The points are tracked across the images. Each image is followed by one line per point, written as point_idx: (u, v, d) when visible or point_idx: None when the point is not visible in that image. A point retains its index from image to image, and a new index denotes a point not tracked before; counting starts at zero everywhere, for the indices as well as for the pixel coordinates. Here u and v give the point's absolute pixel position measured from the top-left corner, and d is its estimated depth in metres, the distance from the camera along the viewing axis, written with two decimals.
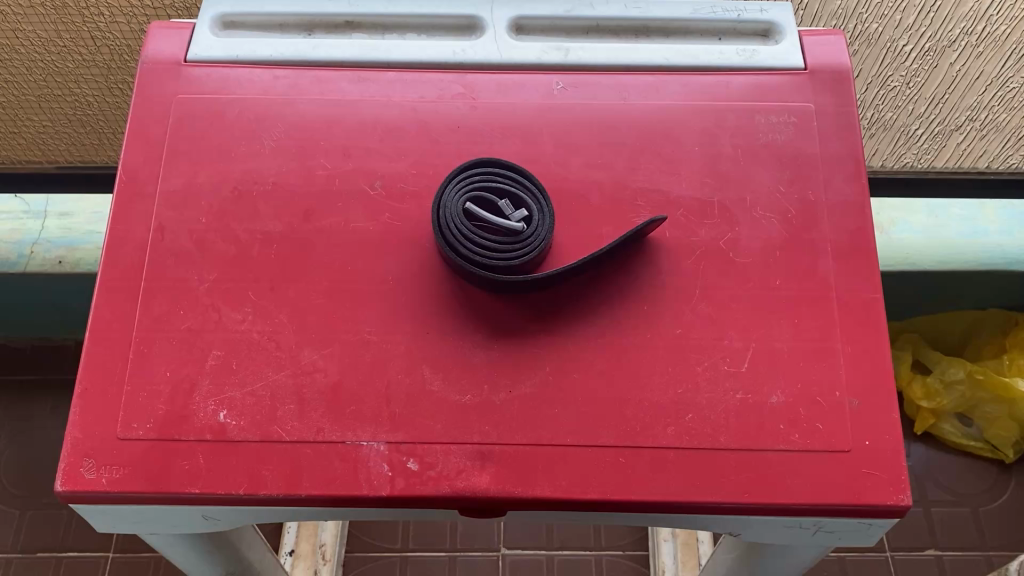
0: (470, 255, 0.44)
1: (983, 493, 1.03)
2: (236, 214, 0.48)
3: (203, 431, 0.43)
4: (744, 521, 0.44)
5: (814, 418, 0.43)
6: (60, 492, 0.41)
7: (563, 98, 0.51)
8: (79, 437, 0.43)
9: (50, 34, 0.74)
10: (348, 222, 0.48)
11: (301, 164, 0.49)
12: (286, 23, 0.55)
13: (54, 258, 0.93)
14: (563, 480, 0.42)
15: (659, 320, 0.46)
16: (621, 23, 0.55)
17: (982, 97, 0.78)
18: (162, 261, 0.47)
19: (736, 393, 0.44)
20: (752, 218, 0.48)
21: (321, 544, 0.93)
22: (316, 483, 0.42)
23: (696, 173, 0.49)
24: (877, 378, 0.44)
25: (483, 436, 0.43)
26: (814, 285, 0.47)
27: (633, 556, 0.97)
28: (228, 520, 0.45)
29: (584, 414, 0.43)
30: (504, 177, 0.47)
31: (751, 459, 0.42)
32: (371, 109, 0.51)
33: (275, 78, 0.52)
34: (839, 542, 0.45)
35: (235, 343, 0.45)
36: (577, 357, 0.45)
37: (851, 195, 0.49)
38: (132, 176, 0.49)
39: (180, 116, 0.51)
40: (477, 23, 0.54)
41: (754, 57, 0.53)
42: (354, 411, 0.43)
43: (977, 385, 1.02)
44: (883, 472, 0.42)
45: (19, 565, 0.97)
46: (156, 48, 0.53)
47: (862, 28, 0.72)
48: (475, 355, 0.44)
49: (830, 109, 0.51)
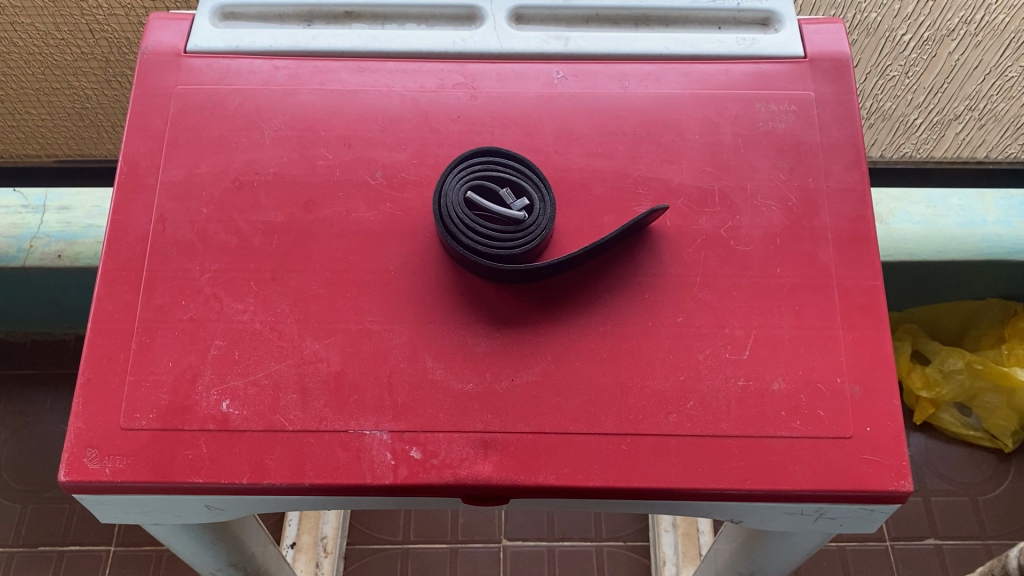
0: (472, 244, 0.44)
1: (982, 482, 1.04)
2: (237, 205, 0.48)
3: (206, 421, 0.43)
4: (746, 508, 0.44)
5: (816, 405, 0.44)
6: (64, 482, 0.41)
7: (563, 88, 0.51)
8: (82, 428, 0.43)
9: (48, 27, 0.74)
10: (349, 212, 0.48)
11: (301, 155, 0.49)
12: (285, 13, 0.54)
13: (54, 252, 0.93)
14: (566, 467, 0.42)
15: (661, 308, 0.46)
16: (620, 12, 0.55)
17: (980, 86, 0.78)
18: (164, 252, 0.47)
19: (737, 380, 0.44)
20: (753, 207, 0.48)
21: (322, 537, 0.94)
22: (319, 472, 0.42)
23: (697, 162, 0.49)
24: (878, 365, 0.44)
25: (485, 424, 0.43)
26: (814, 272, 0.47)
27: (634, 547, 0.98)
28: (232, 509, 0.45)
29: (586, 401, 0.43)
30: (505, 165, 0.47)
31: (753, 446, 0.43)
32: (371, 99, 0.51)
33: (275, 68, 0.52)
34: (841, 528, 0.45)
35: (237, 334, 0.45)
36: (580, 345, 0.45)
37: (852, 183, 0.49)
38: (133, 166, 0.49)
39: (180, 106, 0.51)
40: (476, 12, 0.54)
41: (755, 46, 0.53)
42: (357, 401, 0.43)
43: (975, 374, 1.03)
44: (884, 458, 0.42)
45: (20, 560, 0.97)
46: (156, 39, 0.53)
47: (861, 17, 0.73)
48: (477, 344, 0.45)
49: (831, 98, 0.51)
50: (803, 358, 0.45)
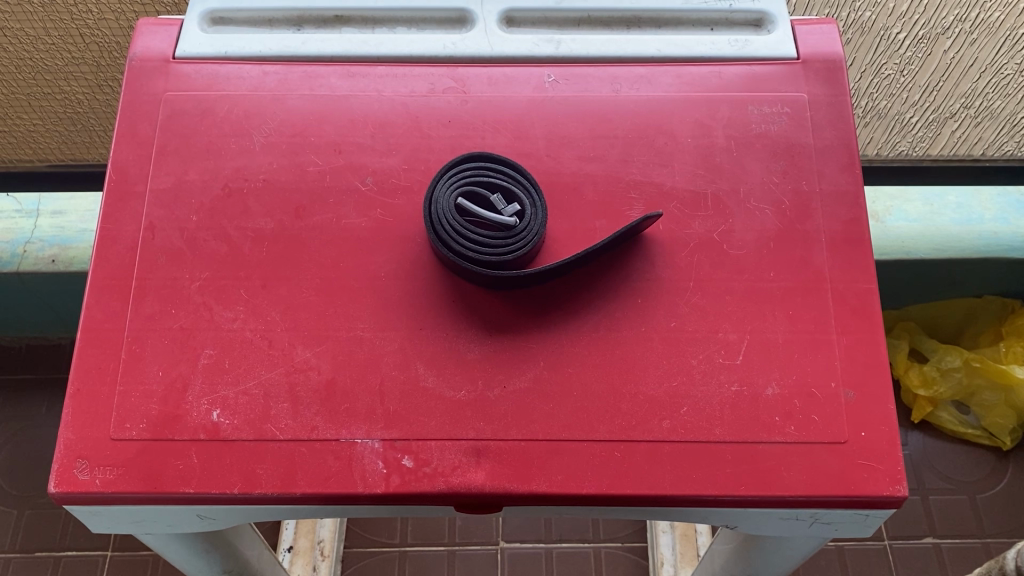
0: (463, 251, 0.44)
1: (981, 480, 1.04)
2: (227, 212, 0.48)
3: (197, 431, 0.43)
4: (741, 514, 0.44)
5: (810, 410, 0.43)
6: (53, 493, 0.41)
7: (554, 91, 0.51)
8: (72, 439, 0.42)
9: (39, 32, 0.73)
10: (340, 218, 0.48)
11: (291, 161, 0.49)
12: (275, 17, 0.54)
13: (46, 257, 0.93)
14: (558, 474, 0.42)
15: (654, 313, 0.45)
16: (612, 14, 0.54)
17: (976, 84, 0.78)
18: (153, 260, 0.46)
19: (731, 385, 0.44)
20: (746, 210, 0.48)
21: (320, 540, 0.94)
22: (310, 481, 0.41)
23: (690, 165, 0.49)
24: (872, 369, 0.44)
25: (478, 432, 0.42)
26: (808, 275, 0.46)
27: (632, 548, 0.98)
28: (224, 519, 0.45)
29: (578, 408, 0.43)
30: (496, 171, 0.46)
31: (747, 452, 0.42)
32: (360, 104, 0.51)
33: (265, 74, 0.51)
34: (836, 532, 0.45)
35: (227, 343, 0.44)
36: (572, 351, 0.44)
37: (845, 186, 0.49)
38: (122, 174, 0.48)
39: (169, 113, 0.50)
40: (467, 16, 0.54)
41: (747, 47, 0.52)
42: (348, 409, 0.43)
43: (973, 372, 1.03)
44: (879, 463, 0.42)
45: (16, 565, 0.96)
46: (145, 45, 0.52)
47: (856, 16, 0.72)
48: (469, 350, 0.44)
49: (823, 100, 0.51)
50: (797, 363, 0.44)
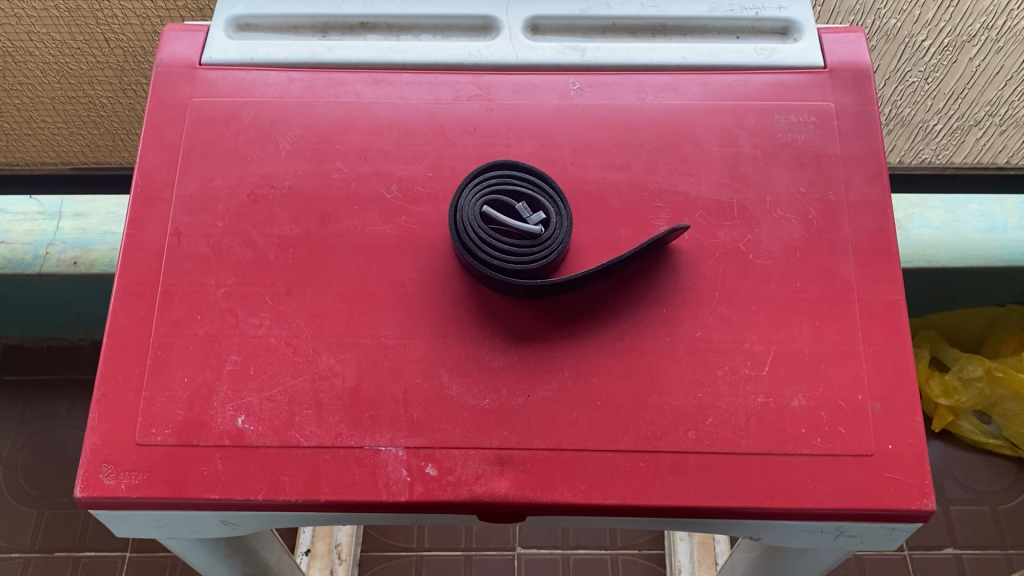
0: (488, 259, 0.44)
1: (1002, 492, 1.03)
2: (252, 218, 0.48)
3: (221, 437, 0.43)
4: (766, 526, 0.43)
5: (836, 422, 0.43)
6: (79, 497, 0.41)
7: (580, 99, 0.51)
8: (97, 443, 0.43)
9: (64, 37, 0.74)
10: (364, 226, 0.48)
11: (317, 168, 0.49)
12: (301, 24, 0.54)
13: (68, 258, 0.93)
14: (583, 484, 0.42)
15: (679, 323, 0.45)
16: (637, 22, 0.54)
17: (1002, 92, 0.77)
18: (179, 266, 0.47)
19: (757, 397, 0.43)
20: (773, 219, 0.48)
21: (337, 544, 0.94)
22: (335, 489, 0.42)
23: (716, 173, 0.49)
24: (899, 380, 0.44)
25: (502, 441, 0.42)
26: (836, 287, 0.46)
27: (649, 556, 0.97)
28: (246, 525, 0.45)
29: (603, 417, 0.43)
30: (522, 179, 0.46)
31: (773, 464, 0.42)
32: (385, 111, 0.51)
33: (291, 80, 0.52)
34: (863, 545, 0.45)
35: (252, 349, 0.45)
36: (596, 360, 0.44)
37: (872, 195, 0.48)
38: (148, 180, 0.49)
39: (195, 120, 0.50)
40: (492, 23, 0.54)
41: (774, 56, 0.52)
42: (372, 416, 0.43)
43: (995, 382, 1.00)
44: (907, 476, 0.42)
45: (35, 565, 0.98)
46: (172, 51, 0.53)
47: (880, 23, 0.71)
48: (493, 359, 0.44)
49: (851, 109, 0.50)
50: (824, 374, 0.44)
